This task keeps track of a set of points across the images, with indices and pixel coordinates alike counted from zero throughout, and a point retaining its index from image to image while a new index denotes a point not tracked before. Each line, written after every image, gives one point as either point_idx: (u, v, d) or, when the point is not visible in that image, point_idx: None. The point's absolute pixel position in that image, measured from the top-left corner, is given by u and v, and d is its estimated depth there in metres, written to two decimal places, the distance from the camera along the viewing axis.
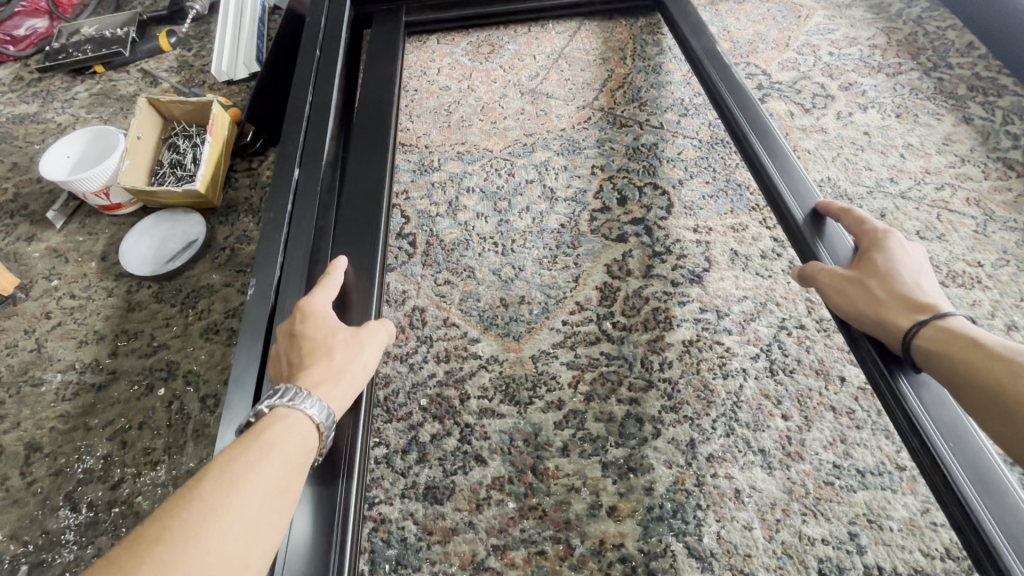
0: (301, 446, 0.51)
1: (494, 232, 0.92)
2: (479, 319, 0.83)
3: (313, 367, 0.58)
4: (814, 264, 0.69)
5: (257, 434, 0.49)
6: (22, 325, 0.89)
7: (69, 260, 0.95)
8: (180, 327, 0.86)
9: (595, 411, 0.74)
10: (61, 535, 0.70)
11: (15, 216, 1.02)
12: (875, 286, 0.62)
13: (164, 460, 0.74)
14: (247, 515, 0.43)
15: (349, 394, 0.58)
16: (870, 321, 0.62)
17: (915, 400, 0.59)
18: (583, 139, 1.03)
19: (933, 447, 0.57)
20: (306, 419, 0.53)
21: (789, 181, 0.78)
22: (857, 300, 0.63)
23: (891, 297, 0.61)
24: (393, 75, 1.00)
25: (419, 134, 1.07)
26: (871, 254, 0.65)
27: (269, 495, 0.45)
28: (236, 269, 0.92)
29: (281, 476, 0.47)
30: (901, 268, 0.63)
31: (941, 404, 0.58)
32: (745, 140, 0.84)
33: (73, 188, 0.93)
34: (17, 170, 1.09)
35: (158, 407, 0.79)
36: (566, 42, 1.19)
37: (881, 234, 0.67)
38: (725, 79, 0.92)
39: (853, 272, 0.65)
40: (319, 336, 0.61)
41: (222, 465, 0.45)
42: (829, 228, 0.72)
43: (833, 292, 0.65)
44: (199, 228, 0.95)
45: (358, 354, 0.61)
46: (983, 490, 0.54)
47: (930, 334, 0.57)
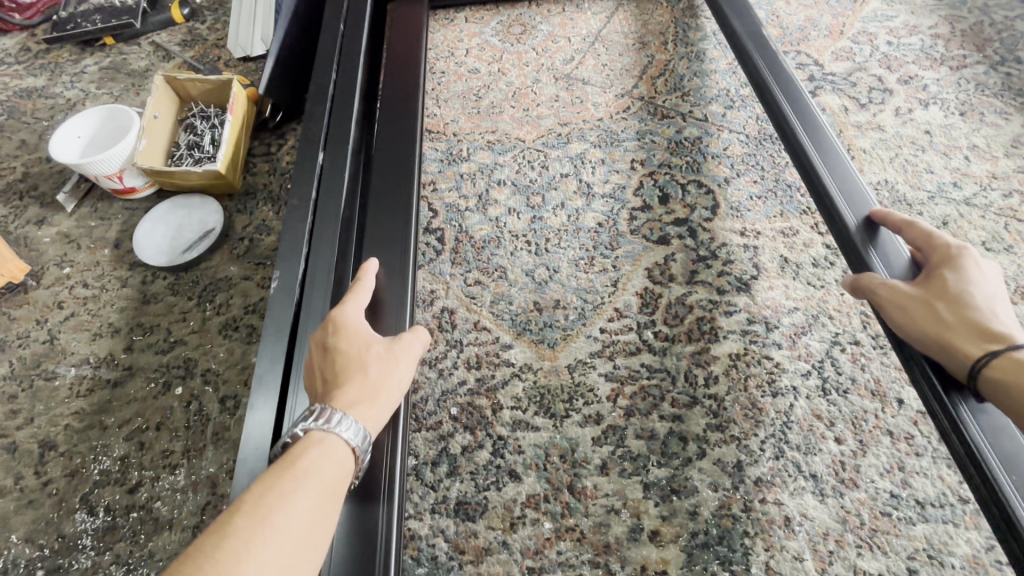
0: (337, 472, 0.48)
1: (527, 230, 0.87)
2: (512, 324, 0.79)
3: (349, 385, 0.55)
4: (869, 274, 0.63)
5: (292, 461, 0.47)
6: (34, 314, 0.85)
7: (81, 247, 0.91)
8: (197, 322, 0.82)
9: (636, 428, 0.70)
10: (78, 540, 0.67)
11: (24, 198, 0.98)
12: (942, 308, 0.56)
13: (183, 463, 0.71)
14: (282, 555, 0.40)
15: (386, 413, 0.55)
16: (932, 343, 0.56)
17: (974, 425, 0.54)
18: (621, 130, 0.96)
19: (992, 477, 0.52)
20: (342, 443, 0.50)
21: (839, 182, 0.71)
22: (922, 320, 0.57)
23: (959, 321, 0.55)
24: (416, 54, 0.93)
25: (447, 121, 1.01)
26: (940, 271, 0.59)
27: (306, 530, 0.43)
28: (254, 261, 0.88)
29: (319, 508, 0.44)
30: (973, 291, 0.57)
31: (1001, 431, 0.53)
32: (792, 134, 0.77)
33: (86, 171, 0.88)
34: (26, 149, 1.04)
35: (176, 408, 0.75)
36: (603, 24, 1.11)
37: (954, 251, 0.60)
38: (770, 64, 0.85)
39: (920, 289, 0.59)
40: (353, 350, 0.58)
41: (257, 495, 0.43)
42: (884, 236, 0.66)
43: (894, 309, 0.59)
44: (216, 217, 0.90)
45: (392, 370, 0.57)
46: None
47: (1004, 364, 0.51)
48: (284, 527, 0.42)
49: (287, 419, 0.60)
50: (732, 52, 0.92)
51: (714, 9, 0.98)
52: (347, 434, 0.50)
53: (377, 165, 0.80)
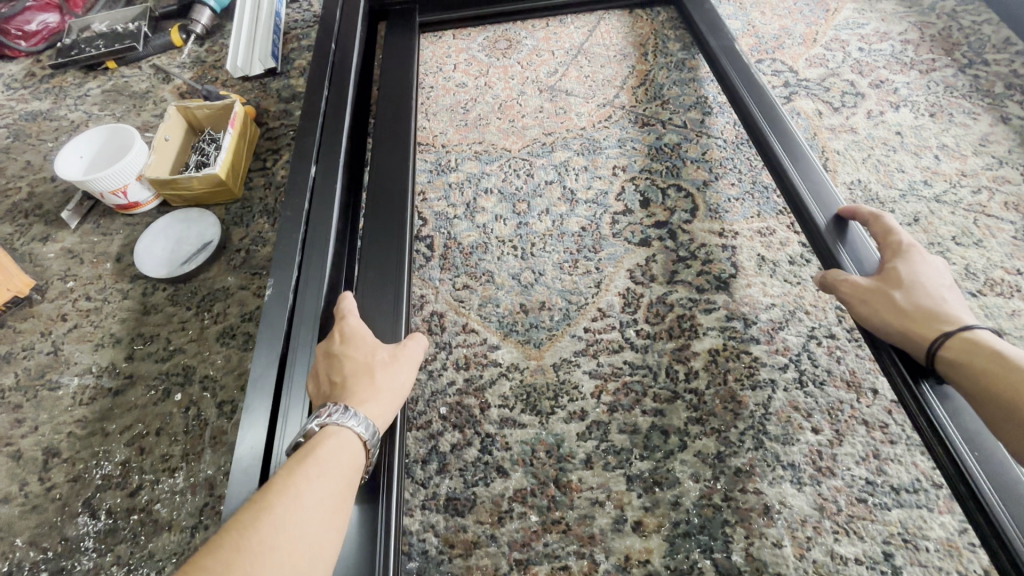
0: (351, 462, 0.52)
1: (513, 236, 0.90)
2: (499, 325, 0.81)
3: (358, 387, 0.57)
4: (834, 273, 0.66)
5: (312, 449, 0.50)
6: (39, 327, 0.88)
7: (84, 261, 0.95)
8: (196, 331, 0.85)
9: (619, 422, 0.72)
10: (81, 542, 0.69)
11: (29, 216, 1.01)
12: (899, 298, 0.59)
13: (182, 466, 0.74)
14: (311, 532, 0.44)
15: (392, 411, 0.58)
16: (895, 332, 0.58)
17: (939, 407, 0.56)
18: (603, 139, 1.00)
19: (957, 456, 0.54)
20: (354, 436, 0.53)
21: (811, 185, 0.74)
22: (885, 311, 0.60)
23: (916, 310, 0.58)
24: (407, 74, 0.98)
25: (436, 133, 1.05)
26: (894, 263, 0.63)
27: (331, 507, 0.47)
28: (251, 271, 0.91)
29: (340, 489, 0.49)
30: (924, 279, 0.61)
31: (964, 412, 0.55)
32: (765, 140, 0.81)
33: (90, 188, 0.92)
34: (31, 169, 1.08)
35: (176, 413, 0.78)
36: (585, 37, 1.15)
37: (905, 246, 0.64)
38: (743, 77, 0.89)
39: (877, 282, 0.62)
40: (361, 357, 0.61)
41: (286, 479, 0.47)
42: (854, 236, 0.69)
43: (857, 303, 0.62)
44: (214, 230, 0.93)
45: (396, 373, 0.61)
46: (1010, 500, 0.51)
47: (955, 344, 0.54)
48: (312, 507, 0.46)
49: (284, 422, 0.62)
50: (707, 64, 0.96)
51: (690, 24, 1.02)
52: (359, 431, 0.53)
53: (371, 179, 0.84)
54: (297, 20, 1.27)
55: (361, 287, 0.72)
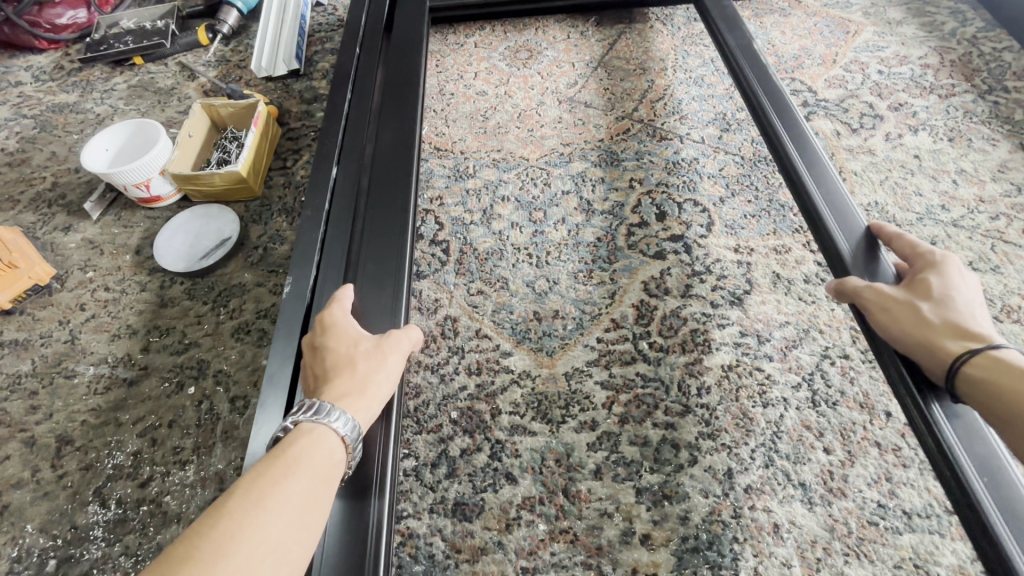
0: (328, 459, 0.50)
1: (528, 244, 0.91)
2: (512, 332, 0.82)
3: (338, 380, 0.57)
4: (852, 279, 0.64)
5: (283, 450, 0.49)
6: (57, 315, 0.89)
7: (104, 252, 0.96)
8: (211, 326, 0.86)
9: (629, 434, 0.72)
10: (90, 531, 0.70)
11: (52, 206, 1.03)
12: (927, 310, 0.58)
13: (193, 459, 0.74)
14: (278, 532, 0.42)
15: (376, 405, 0.57)
16: (914, 343, 0.57)
17: (948, 428, 0.55)
18: (621, 151, 1.01)
19: (962, 476, 0.53)
20: (332, 432, 0.51)
21: (824, 192, 0.73)
22: (906, 322, 0.58)
23: (943, 323, 0.56)
24: (416, 62, 0.96)
25: (455, 140, 1.06)
26: (926, 275, 0.61)
27: (300, 510, 0.44)
28: (268, 269, 0.92)
29: (313, 486, 0.47)
30: (956, 294, 0.58)
31: (973, 435, 0.54)
32: (779, 145, 0.80)
33: (114, 181, 0.94)
34: (56, 160, 1.10)
35: (189, 406, 0.78)
36: (605, 50, 1.17)
37: (939, 257, 0.62)
38: (763, 82, 0.87)
39: (905, 293, 0.60)
40: (343, 349, 0.61)
41: (251, 481, 0.44)
42: (880, 247, 0.68)
43: (879, 312, 0.61)
44: (233, 226, 0.94)
45: (380, 365, 0.59)
46: (1014, 525, 0.50)
47: (981, 362, 0.52)
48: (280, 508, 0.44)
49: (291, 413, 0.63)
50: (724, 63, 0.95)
51: (708, 23, 1.00)
52: (339, 426, 0.52)
53: (368, 169, 0.83)
54: (322, 23, 1.29)
55: (363, 282, 0.72)
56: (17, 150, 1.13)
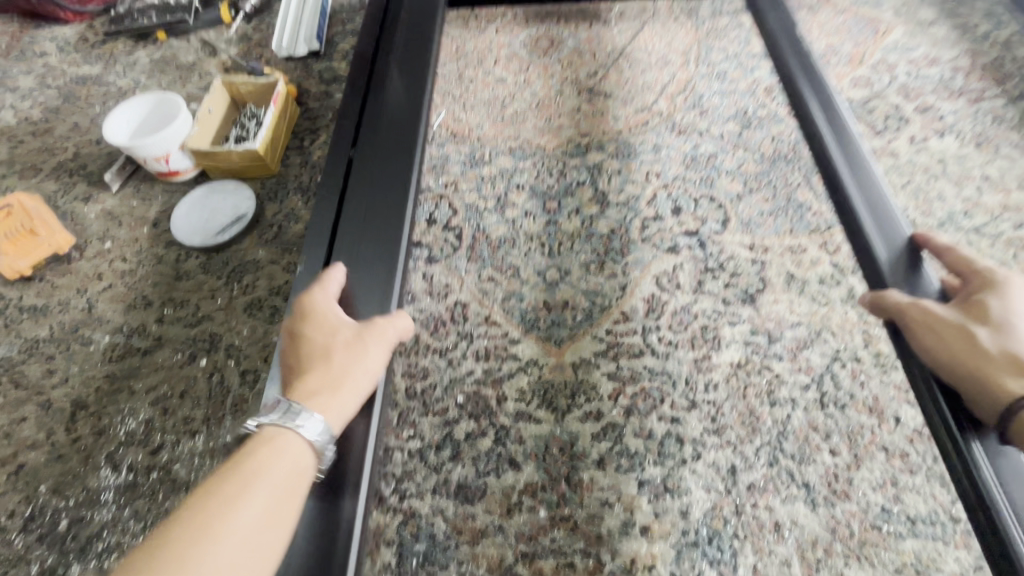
0: (293, 468, 0.50)
1: (541, 233, 0.90)
2: (521, 320, 0.82)
3: (311, 376, 0.56)
4: (893, 295, 0.57)
5: (243, 457, 0.49)
6: (75, 284, 0.91)
7: (123, 224, 0.97)
8: (225, 300, 0.87)
9: (634, 427, 0.72)
10: (101, 494, 0.71)
11: (73, 176, 1.05)
12: (983, 339, 0.51)
13: (202, 430, 0.75)
14: (229, 552, 0.43)
15: (351, 401, 0.56)
16: (965, 373, 0.51)
17: (989, 469, 0.49)
18: (639, 143, 1.00)
19: (1003, 527, 0.47)
20: (297, 437, 0.51)
21: (866, 194, 0.63)
22: (952, 345, 0.52)
23: (1001, 355, 0.50)
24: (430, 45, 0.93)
25: (472, 126, 1.06)
26: (983, 297, 0.54)
27: (257, 526, 0.45)
28: (282, 247, 0.93)
29: (274, 499, 0.47)
30: (1016, 320, 0.52)
31: (1022, 482, 0.48)
32: (818, 134, 0.69)
33: (136, 154, 0.95)
34: (78, 131, 1.12)
35: (200, 378, 0.80)
36: (628, 41, 1.16)
37: (1000, 277, 0.54)
38: (803, 64, 0.75)
39: (961, 316, 0.53)
40: (320, 344, 0.59)
41: (205, 495, 0.45)
42: (923, 259, 0.60)
43: (921, 331, 0.54)
44: (249, 203, 0.95)
45: (356, 361, 0.58)
46: None
47: None
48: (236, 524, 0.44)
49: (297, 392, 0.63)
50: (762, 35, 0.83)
51: None
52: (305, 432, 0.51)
53: (370, 148, 0.82)
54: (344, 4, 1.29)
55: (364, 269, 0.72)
56: (41, 120, 1.14)
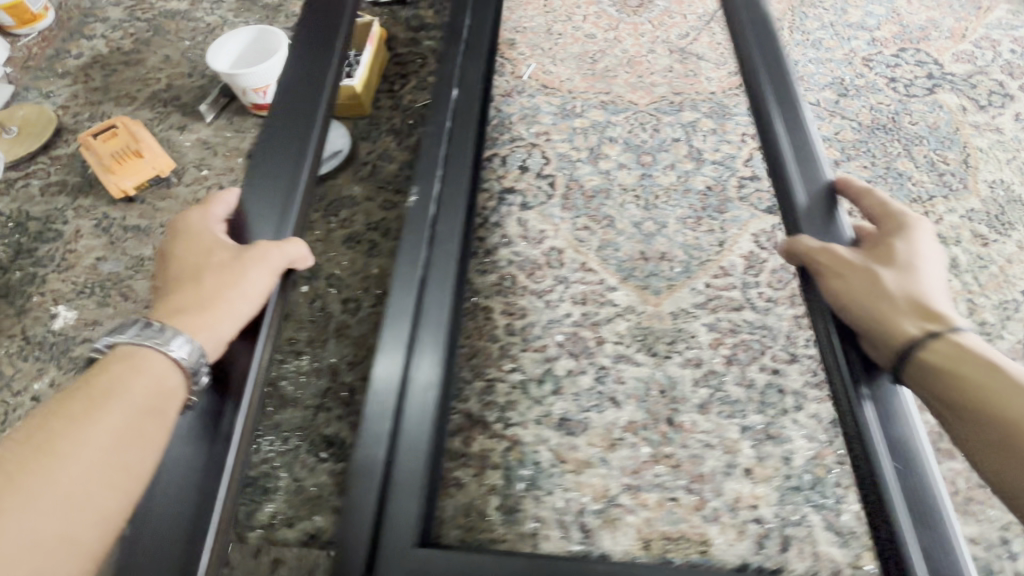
0: (155, 386, 0.45)
1: (636, 185, 0.91)
2: (618, 268, 0.82)
3: (178, 295, 0.51)
4: (806, 239, 0.57)
5: (96, 377, 0.45)
6: (175, 207, 0.93)
7: (218, 154, 0.99)
8: (323, 232, 0.89)
9: (735, 375, 0.73)
10: None
11: (167, 106, 1.06)
12: (888, 279, 0.52)
13: (307, 350, 0.77)
14: (62, 487, 0.40)
15: (225, 328, 0.51)
16: (866, 314, 0.51)
17: (871, 410, 0.51)
18: (733, 105, 1.00)
19: (874, 461, 0.49)
20: (162, 356, 0.46)
21: (796, 143, 0.65)
22: (861, 287, 0.52)
23: (901, 294, 0.51)
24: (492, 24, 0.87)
25: (563, 79, 1.05)
26: (892, 240, 0.55)
27: (103, 451, 0.41)
28: (376, 185, 0.94)
29: (133, 423, 0.43)
30: (918, 263, 0.53)
31: (896, 418, 0.51)
32: (756, 88, 0.70)
33: (252, 82, 0.96)
34: (170, 64, 1.13)
35: (303, 302, 0.82)
36: (719, 5, 1.15)
37: (907, 220, 0.56)
38: (754, 20, 0.75)
39: (865, 256, 0.54)
40: (213, 262, 0.54)
41: (58, 417, 0.42)
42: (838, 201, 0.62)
43: (832, 276, 0.54)
44: (344, 140, 0.97)
45: (233, 285, 0.52)
46: (919, 521, 0.47)
47: (942, 348, 0.48)
48: (84, 448, 0.41)
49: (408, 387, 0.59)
50: None
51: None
52: (170, 347, 0.47)
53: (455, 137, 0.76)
54: None
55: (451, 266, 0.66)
56: (132, 51, 1.16)
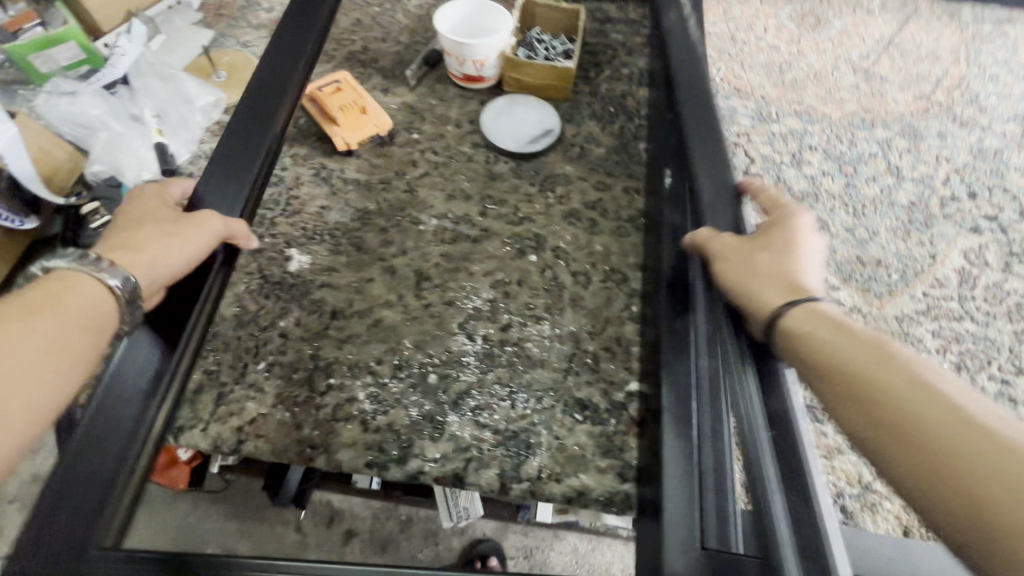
0: (89, 307, 0.56)
1: (842, 193, 0.94)
2: (837, 270, 0.85)
3: (125, 237, 0.63)
4: (703, 232, 0.69)
5: (37, 291, 0.54)
6: (391, 166, 0.94)
7: (426, 119, 1.00)
8: (542, 206, 0.91)
9: (967, 382, 0.76)
10: (463, 357, 0.76)
11: (366, 67, 1.08)
12: (761, 260, 0.63)
13: (547, 317, 0.80)
14: (5, 375, 0.48)
15: (157, 278, 0.62)
16: (743, 290, 0.61)
17: (749, 382, 0.59)
18: (923, 127, 1.04)
19: (753, 432, 0.56)
20: (97, 283, 0.57)
21: (713, 154, 0.75)
22: (740, 270, 0.63)
23: (767, 271, 0.61)
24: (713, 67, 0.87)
25: (754, 85, 1.09)
26: (772, 231, 0.66)
27: (36, 350, 0.51)
28: (587, 166, 0.96)
29: (65, 337, 0.53)
30: (793, 250, 0.64)
31: (776, 390, 0.59)
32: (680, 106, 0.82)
33: (489, 49, 0.96)
34: (362, 27, 1.15)
35: (534, 271, 0.84)
36: (894, 31, 1.20)
37: (790, 215, 0.68)
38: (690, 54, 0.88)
39: (744, 244, 0.65)
40: (149, 219, 0.66)
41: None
42: (743, 201, 0.74)
43: (719, 261, 0.65)
44: (554, 119, 0.98)
45: (172, 247, 0.63)
46: (784, 478, 0.54)
47: (798, 317, 0.55)
48: (20, 342, 0.50)
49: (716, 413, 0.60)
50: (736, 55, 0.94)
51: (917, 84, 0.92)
52: (106, 277, 0.57)
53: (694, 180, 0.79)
54: None
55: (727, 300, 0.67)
56: None
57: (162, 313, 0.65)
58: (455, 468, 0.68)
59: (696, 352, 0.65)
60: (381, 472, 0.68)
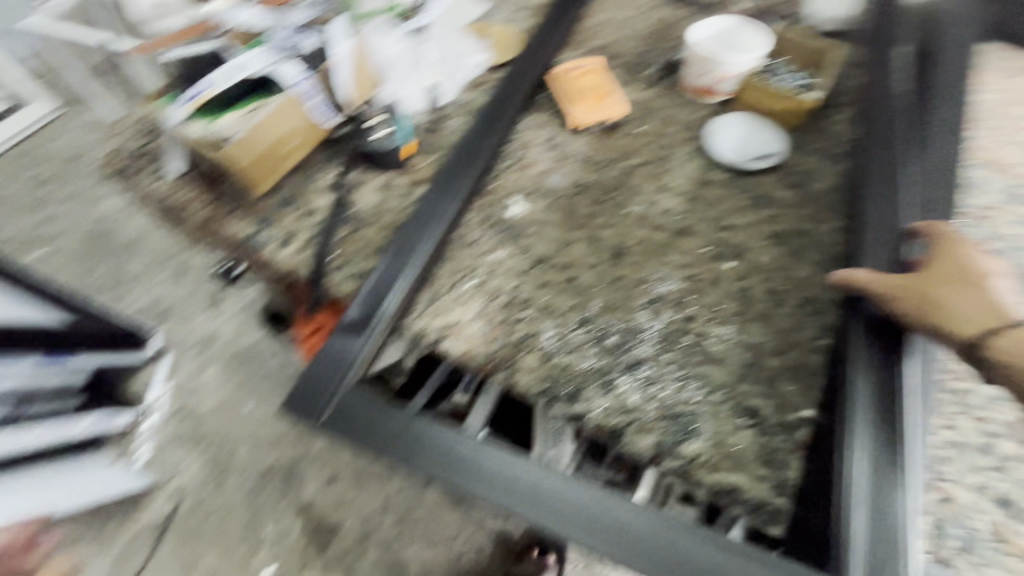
0: None
1: None
2: None
3: None
4: (858, 272, 0.72)
5: None
6: (614, 150, 1.02)
7: (653, 117, 1.07)
8: (749, 221, 0.92)
9: None
10: (644, 330, 0.81)
11: (609, 60, 1.17)
12: (943, 292, 0.67)
13: (732, 320, 0.81)
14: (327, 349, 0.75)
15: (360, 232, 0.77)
16: (930, 327, 0.66)
17: (857, 400, 0.66)
18: None
19: (846, 452, 0.64)
20: None
21: (884, 203, 0.81)
22: (916, 305, 0.67)
23: (952, 307, 0.66)
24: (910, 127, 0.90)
25: (1013, 161, 1.00)
26: (935, 263, 0.70)
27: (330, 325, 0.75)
28: (804, 195, 0.95)
29: None
30: (971, 280, 0.68)
31: (884, 412, 0.65)
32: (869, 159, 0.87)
33: (738, 66, 1.01)
34: (613, 25, 1.25)
35: (728, 276, 0.86)
36: None
37: (959, 244, 0.71)
38: (890, 114, 0.92)
39: (919, 277, 0.69)
40: None
41: None
42: (912, 243, 0.76)
43: (887, 298, 0.69)
44: (780, 145, 0.99)
45: None
46: (867, 502, 0.61)
47: (1007, 345, 0.62)
48: None
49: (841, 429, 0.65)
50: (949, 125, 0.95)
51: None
52: None
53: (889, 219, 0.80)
54: None
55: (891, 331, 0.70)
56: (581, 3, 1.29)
57: (415, 228, 0.87)
58: (617, 423, 0.73)
59: (852, 377, 0.67)
60: (550, 403, 0.75)
